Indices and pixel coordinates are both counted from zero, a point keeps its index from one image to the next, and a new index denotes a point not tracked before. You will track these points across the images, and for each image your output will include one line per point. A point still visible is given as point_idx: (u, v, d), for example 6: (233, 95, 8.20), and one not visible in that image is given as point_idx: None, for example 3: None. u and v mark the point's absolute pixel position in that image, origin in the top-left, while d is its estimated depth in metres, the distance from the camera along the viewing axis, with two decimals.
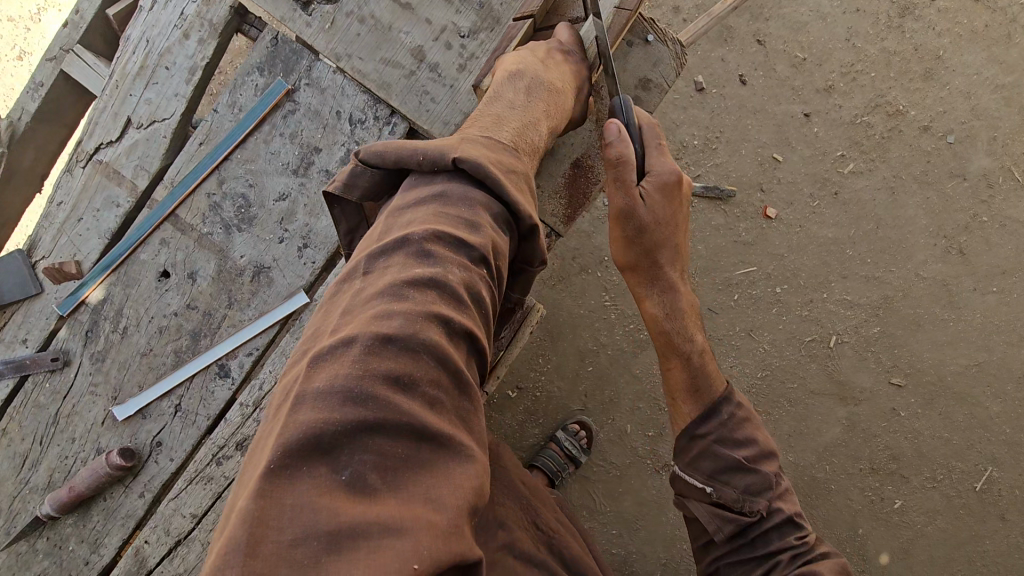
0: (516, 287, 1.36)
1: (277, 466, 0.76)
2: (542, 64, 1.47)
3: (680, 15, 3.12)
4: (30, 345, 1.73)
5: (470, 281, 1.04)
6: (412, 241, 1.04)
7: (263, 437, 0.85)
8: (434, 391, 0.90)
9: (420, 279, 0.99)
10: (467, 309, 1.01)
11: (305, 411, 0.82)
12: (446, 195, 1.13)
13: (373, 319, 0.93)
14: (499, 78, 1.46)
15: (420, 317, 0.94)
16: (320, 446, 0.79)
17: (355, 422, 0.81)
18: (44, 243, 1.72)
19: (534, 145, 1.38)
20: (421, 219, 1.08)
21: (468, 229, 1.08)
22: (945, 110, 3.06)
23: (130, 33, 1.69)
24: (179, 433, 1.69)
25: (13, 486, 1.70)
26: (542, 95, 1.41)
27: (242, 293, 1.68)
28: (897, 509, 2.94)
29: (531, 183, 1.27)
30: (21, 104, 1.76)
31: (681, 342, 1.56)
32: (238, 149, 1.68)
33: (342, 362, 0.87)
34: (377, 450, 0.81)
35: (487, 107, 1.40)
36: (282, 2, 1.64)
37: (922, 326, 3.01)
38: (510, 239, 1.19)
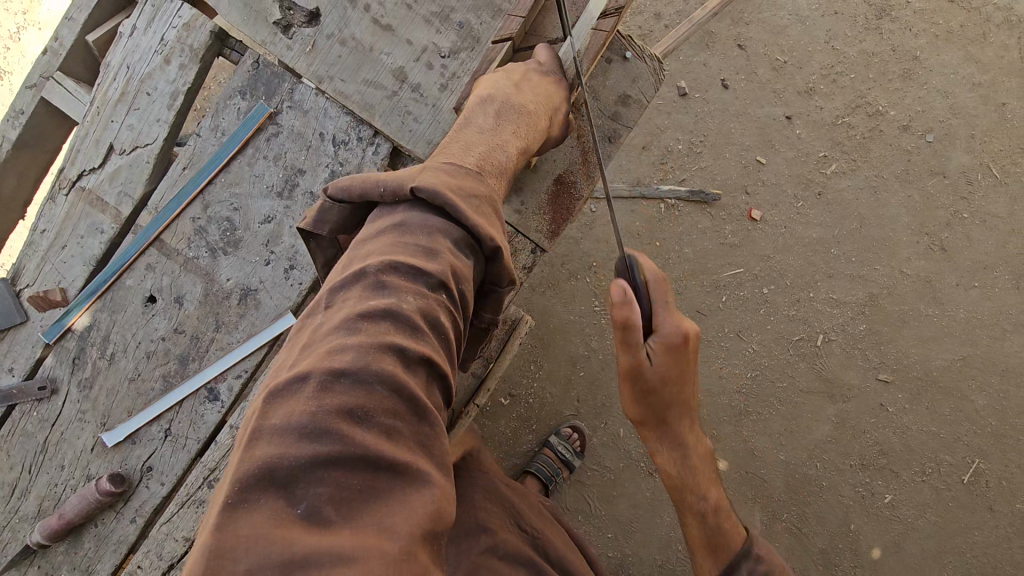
0: (488, 305, 1.36)
1: (232, 503, 0.78)
2: (515, 87, 1.48)
3: (662, 21, 3.15)
4: (16, 373, 1.72)
5: (426, 308, 1.05)
6: (368, 274, 1.06)
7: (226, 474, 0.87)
8: (390, 420, 0.91)
9: (375, 311, 1.00)
10: (424, 335, 1.02)
11: (262, 446, 0.84)
12: (405, 225, 1.15)
13: (329, 353, 0.95)
14: (472, 103, 1.48)
15: (373, 348, 0.95)
16: (275, 481, 0.80)
17: (310, 456, 0.82)
18: (28, 271, 1.71)
19: (501, 164, 1.40)
20: (380, 250, 1.11)
21: (425, 257, 1.10)
22: (924, 110, 3.11)
23: (110, 58, 1.69)
24: (170, 457, 1.69)
25: (2, 515, 1.69)
26: (513, 118, 1.43)
27: (229, 316, 1.68)
28: (887, 503, 2.98)
29: (496, 205, 1.28)
30: (2, 132, 1.75)
31: (694, 499, 1.51)
32: (222, 173, 1.68)
33: (298, 397, 0.89)
34: (331, 481, 0.82)
35: (457, 132, 1.42)
36: (262, 26, 1.66)
37: (908, 323, 3.06)
38: (472, 263, 1.19)
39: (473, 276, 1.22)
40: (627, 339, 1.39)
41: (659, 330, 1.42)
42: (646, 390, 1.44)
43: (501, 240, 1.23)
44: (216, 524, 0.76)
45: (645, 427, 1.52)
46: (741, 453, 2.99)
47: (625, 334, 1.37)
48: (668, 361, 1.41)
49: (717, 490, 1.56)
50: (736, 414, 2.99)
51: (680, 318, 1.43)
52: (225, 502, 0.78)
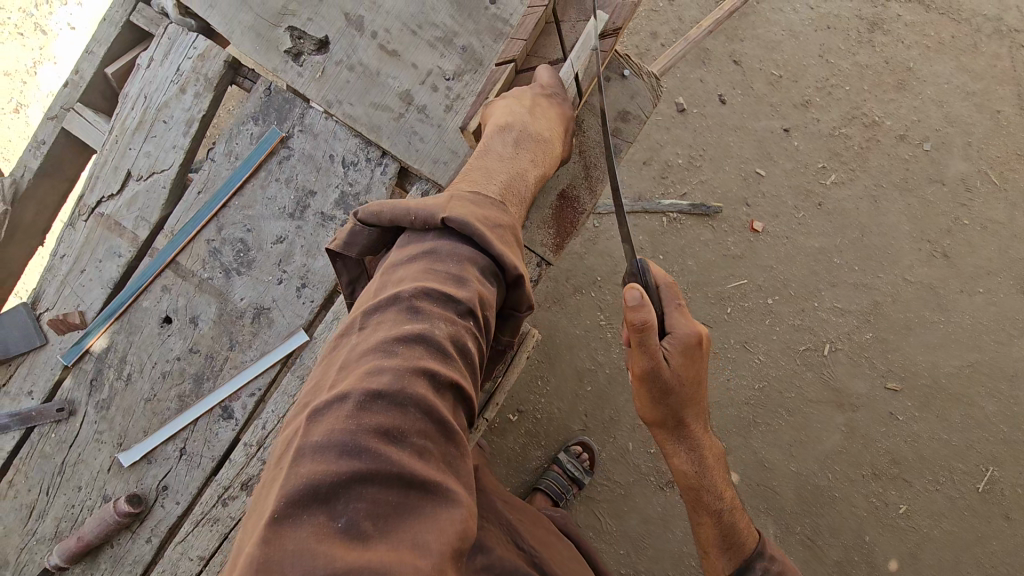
0: (506, 329, 1.40)
1: (277, 517, 0.80)
2: (531, 114, 1.51)
3: (658, 40, 3.23)
4: (35, 396, 1.76)
5: (456, 334, 1.08)
6: (402, 298, 1.10)
7: (265, 486, 0.90)
8: (423, 441, 0.94)
9: (409, 335, 1.04)
10: (454, 361, 1.05)
11: (304, 463, 0.86)
12: (435, 252, 1.19)
13: (367, 374, 0.98)
14: (490, 131, 1.52)
15: (409, 371, 0.98)
16: (317, 497, 0.83)
17: (351, 474, 0.85)
18: (48, 295, 1.76)
19: (522, 195, 1.46)
20: (412, 276, 1.14)
21: (456, 284, 1.13)
22: (920, 119, 3.17)
23: (128, 90, 1.76)
24: (185, 475, 1.71)
25: (20, 538, 1.71)
26: (531, 146, 1.48)
27: (243, 334, 1.72)
28: (902, 513, 2.96)
29: (518, 235, 1.32)
30: (24, 161, 1.81)
31: (712, 498, 1.56)
32: (236, 196, 1.74)
33: (338, 415, 0.92)
34: (368, 499, 0.85)
35: (477, 160, 1.48)
36: (274, 54, 1.72)
37: (913, 330, 3.07)
38: (496, 290, 1.23)
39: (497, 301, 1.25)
40: (646, 344, 1.37)
41: (675, 332, 1.48)
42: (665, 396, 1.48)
43: (523, 268, 1.27)
44: (261, 535, 0.79)
45: (662, 426, 1.56)
46: (752, 464, 2.98)
47: (643, 338, 1.36)
48: (684, 363, 1.48)
49: (730, 490, 1.62)
50: (745, 425, 2.99)
51: (688, 320, 1.51)
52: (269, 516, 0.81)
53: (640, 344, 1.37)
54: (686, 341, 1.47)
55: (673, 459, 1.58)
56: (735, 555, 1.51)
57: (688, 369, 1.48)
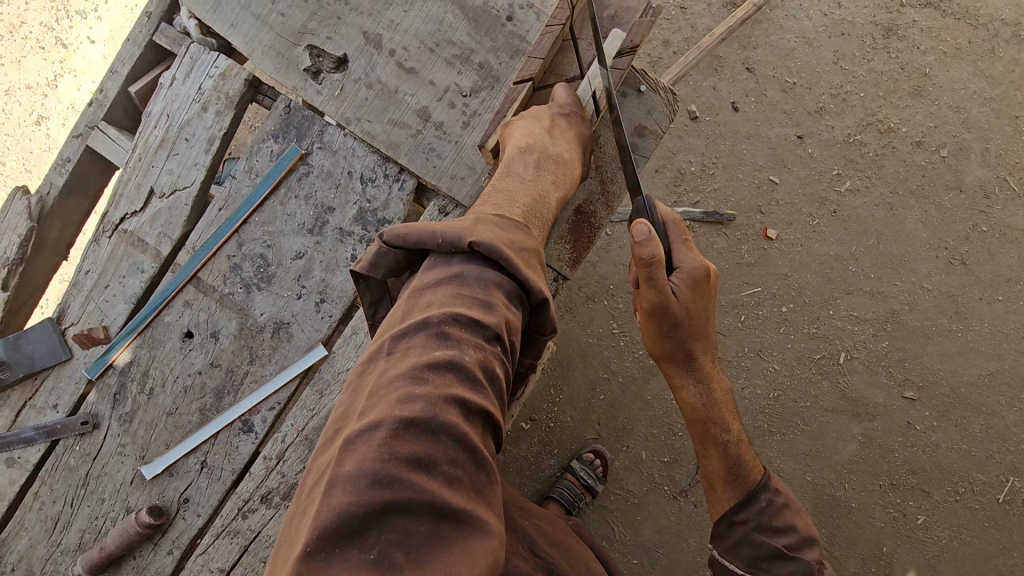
0: (529, 351, 1.40)
1: (312, 550, 0.82)
2: (549, 135, 1.53)
3: (670, 48, 3.23)
4: (60, 410, 1.78)
5: (484, 359, 1.09)
6: (431, 323, 1.10)
7: (298, 515, 0.92)
8: (454, 470, 0.94)
9: (439, 362, 1.04)
10: (482, 387, 1.06)
11: (337, 493, 0.88)
12: (462, 276, 1.19)
13: (398, 402, 0.98)
14: (510, 151, 1.52)
15: (440, 399, 0.99)
16: (351, 529, 0.84)
17: (383, 504, 0.87)
18: (73, 310, 1.79)
19: (544, 218, 1.47)
20: (439, 300, 1.15)
21: (483, 309, 1.14)
22: (936, 125, 3.14)
23: (151, 108, 1.79)
24: (205, 488, 1.73)
25: (45, 549, 1.73)
26: (552, 168, 1.50)
27: (263, 349, 1.74)
28: (920, 524, 2.92)
29: (541, 258, 1.33)
30: (50, 179, 1.85)
31: (720, 431, 1.60)
32: (257, 212, 1.76)
33: (369, 444, 0.93)
34: (400, 530, 0.86)
35: (498, 182, 1.48)
36: (293, 73, 1.75)
37: (931, 338, 3.03)
38: (522, 313, 1.23)
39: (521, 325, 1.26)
40: (652, 277, 1.43)
41: (682, 268, 1.52)
42: (673, 328, 1.53)
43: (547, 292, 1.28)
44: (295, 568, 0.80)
45: (671, 360, 1.62)
46: None
47: (649, 271, 1.41)
48: (692, 297, 1.52)
49: (738, 425, 1.66)
50: (760, 435, 2.97)
51: (697, 256, 1.54)
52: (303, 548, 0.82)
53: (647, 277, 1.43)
54: (694, 275, 1.51)
55: (681, 392, 1.64)
56: (740, 486, 1.53)
57: (696, 303, 1.53)
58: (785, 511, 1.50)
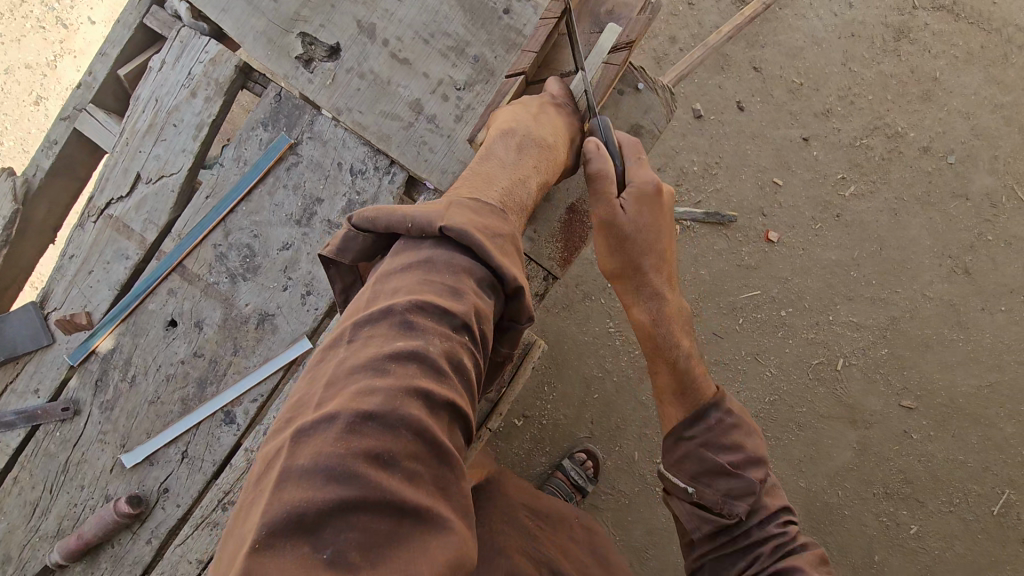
0: (506, 342, 1.34)
1: (262, 544, 0.79)
2: (534, 119, 1.48)
3: (677, 45, 3.17)
4: (41, 395, 1.77)
5: (451, 350, 1.06)
6: (395, 313, 1.07)
7: (248, 508, 0.88)
8: (414, 465, 0.92)
9: (402, 353, 1.01)
10: (448, 378, 1.03)
11: (290, 487, 0.85)
12: (431, 262, 1.15)
13: (357, 394, 0.95)
14: (492, 135, 1.47)
15: (402, 392, 0.96)
16: (303, 525, 0.82)
17: (338, 501, 0.84)
18: (56, 295, 1.77)
19: (524, 202, 1.39)
20: (406, 288, 1.11)
21: (452, 298, 1.10)
22: (944, 131, 3.08)
23: (139, 92, 1.76)
24: (186, 479, 1.71)
25: (23, 534, 1.72)
26: (533, 152, 1.44)
27: (247, 340, 1.71)
28: (912, 534, 2.89)
29: (518, 244, 1.27)
30: (36, 161, 1.82)
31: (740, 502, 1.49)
32: (244, 201, 1.73)
33: (324, 439, 0.90)
34: (358, 526, 0.83)
35: (477, 165, 1.42)
36: (285, 60, 1.71)
37: (931, 347, 2.99)
38: (495, 302, 1.19)
39: (495, 313, 1.21)
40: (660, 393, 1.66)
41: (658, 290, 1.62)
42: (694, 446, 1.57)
43: (523, 280, 1.22)
44: (244, 563, 0.77)
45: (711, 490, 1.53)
46: None
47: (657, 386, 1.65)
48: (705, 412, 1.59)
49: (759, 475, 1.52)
50: None
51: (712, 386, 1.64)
52: (252, 545, 0.79)
53: (602, 218, 1.51)
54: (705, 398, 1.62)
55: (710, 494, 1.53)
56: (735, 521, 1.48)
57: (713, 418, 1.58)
58: (734, 430, 1.54)
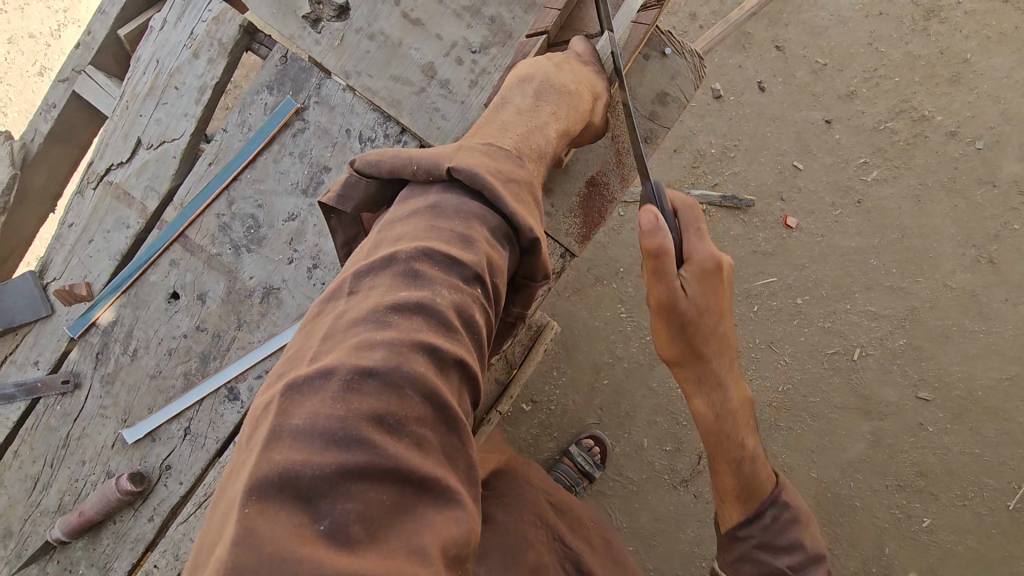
0: (518, 300, 1.27)
1: (255, 510, 0.71)
2: (555, 67, 1.40)
3: (696, 22, 3.05)
4: (40, 367, 1.72)
5: (460, 304, 0.98)
6: (399, 261, 1.00)
7: (237, 473, 0.81)
8: (419, 429, 0.85)
9: (406, 306, 0.94)
10: (456, 334, 0.96)
11: (284, 449, 0.77)
12: (440, 206, 1.08)
13: (357, 350, 0.88)
14: (509, 83, 1.40)
15: (406, 348, 0.89)
16: (300, 493, 0.74)
17: (337, 466, 0.76)
18: (56, 265, 1.71)
19: (540, 150, 1.29)
20: (412, 234, 1.04)
21: (462, 245, 1.03)
22: (973, 115, 2.95)
23: (140, 53, 1.68)
24: (188, 456, 1.66)
25: (24, 508, 1.68)
26: (553, 99, 1.34)
27: (251, 315, 1.65)
28: (925, 528, 2.83)
29: (535, 194, 1.19)
30: (34, 125, 1.75)
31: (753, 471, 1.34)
32: (248, 169, 1.66)
33: (321, 398, 0.83)
34: (358, 495, 0.76)
35: (494, 112, 1.35)
36: (291, 20, 1.63)
37: (951, 338, 2.90)
38: (509, 254, 1.11)
39: (508, 268, 1.14)
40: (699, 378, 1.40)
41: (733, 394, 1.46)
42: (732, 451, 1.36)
43: (539, 231, 1.14)
44: (234, 531, 0.69)
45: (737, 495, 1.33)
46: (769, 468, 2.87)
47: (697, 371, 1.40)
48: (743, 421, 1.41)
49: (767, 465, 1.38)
50: (765, 428, 2.88)
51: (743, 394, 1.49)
52: (240, 513, 0.71)
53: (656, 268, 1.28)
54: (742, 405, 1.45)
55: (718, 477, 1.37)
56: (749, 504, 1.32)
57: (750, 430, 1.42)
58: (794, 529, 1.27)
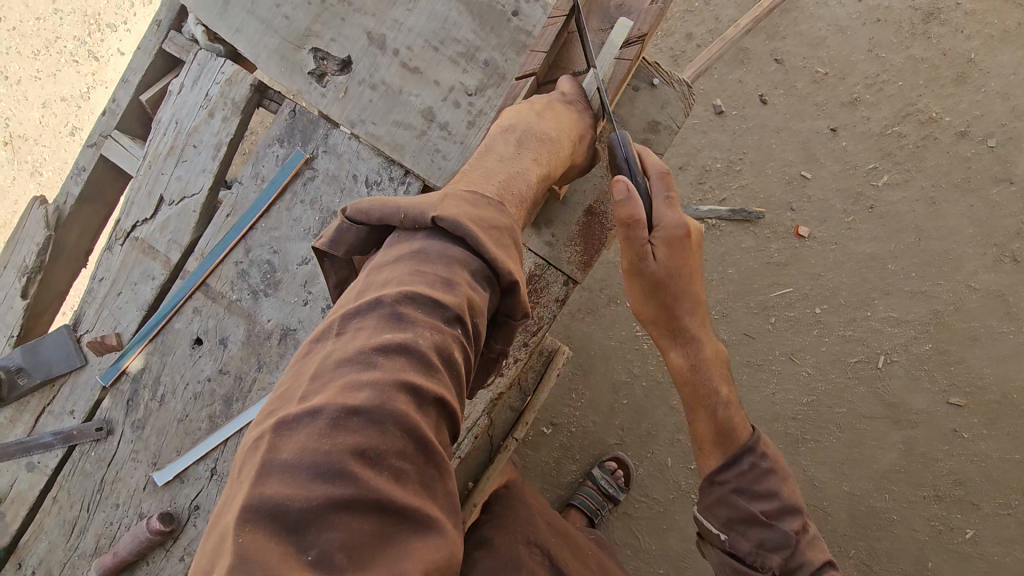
0: (500, 338, 1.29)
1: (246, 541, 0.75)
2: (538, 116, 1.44)
3: (693, 41, 3.11)
4: (76, 416, 1.81)
5: (442, 344, 1.02)
6: (385, 305, 1.04)
7: (227, 503, 0.85)
8: (400, 463, 0.89)
9: (391, 347, 0.98)
10: (437, 372, 0.99)
11: (274, 482, 0.82)
12: (424, 251, 1.12)
13: (343, 389, 0.92)
14: (493, 132, 1.44)
15: (389, 386, 0.93)
16: (287, 524, 0.78)
17: (322, 498, 0.81)
18: (87, 318, 1.82)
19: (521, 195, 1.33)
20: (397, 278, 1.08)
21: (443, 287, 1.06)
22: (982, 114, 2.92)
23: (160, 116, 1.80)
24: (215, 495, 1.72)
25: (63, 552, 1.75)
26: (534, 146, 1.39)
27: (270, 355, 1.72)
28: (969, 539, 2.74)
29: (516, 239, 1.23)
30: (66, 189, 1.88)
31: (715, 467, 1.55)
32: (262, 218, 1.75)
33: (309, 434, 0.87)
34: (342, 525, 0.80)
35: (478, 160, 1.38)
36: (299, 76, 1.73)
37: (979, 341, 2.83)
38: (490, 294, 1.15)
39: (489, 308, 1.17)
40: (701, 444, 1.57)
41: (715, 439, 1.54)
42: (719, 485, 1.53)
43: (518, 273, 1.18)
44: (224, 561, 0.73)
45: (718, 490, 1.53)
46: (798, 482, 2.82)
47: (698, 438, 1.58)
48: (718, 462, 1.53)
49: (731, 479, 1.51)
50: (792, 442, 2.84)
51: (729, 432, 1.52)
52: (229, 541, 0.76)
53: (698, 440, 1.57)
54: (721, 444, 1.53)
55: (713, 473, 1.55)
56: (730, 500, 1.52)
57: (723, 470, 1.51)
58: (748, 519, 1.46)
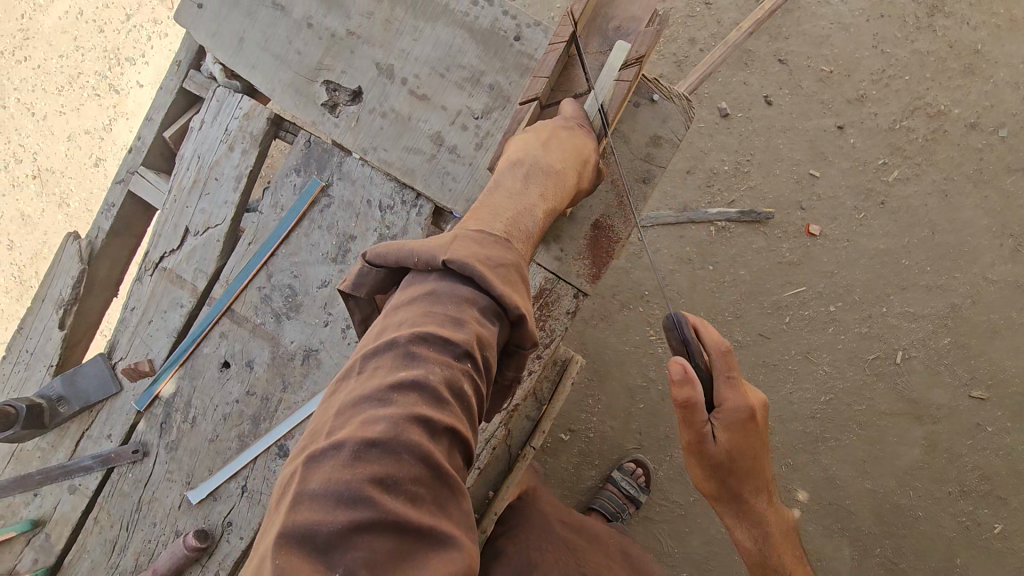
0: (511, 366, 1.32)
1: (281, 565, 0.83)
2: (544, 147, 1.49)
3: (696, 46, 3.14)
4: (112, 440, 1.89)
5: (452, 378, 1.07)
6: (398, 344, 1.09)
7: (265, 530, 0.93)
8: (416, 488, 0.95)
9: (405, 382, 1.04)
10: (449, 404, 1.04)
11: (302, 511, 0.89)
12: (437, 294, 1.17)
13: (362, 423, 0.98)
14: (502, 165, 1.51)
15: (404, 419, 0.98)
16: (316, 547, 0.86)
17: (346, 523, 0.87)
18: (121, 346, 1.91)
19: (529, 231, 1.41)
20: (411, 318, 1.13)
21: (453, 326, 1.11)
22: (993, 104, 2.91)
23: (183, 151, 1.89)
24: (247, 512, 1.80)
25: (105, 570, 1.84)
26: (540, 179, 1.45)
27: (295, 375, 1.79)
28: (997, 534, 2.74)
29: (524, 272, 1.28)
30: (97, 224, 1.98)
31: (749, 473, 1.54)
32: (283, 244, 1.82)
33: (333, 465, 0.94)
34: (365, 547, 0.86)
35: (487, 196, 1.45)
36: (312, 107, 1.81)
37: (999, 334, 2.83)
38: (499, 328, 1.19)
39: (499, 341, 1.21)
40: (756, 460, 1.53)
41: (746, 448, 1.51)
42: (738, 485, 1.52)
43: (526, 306, 1.22)
44: None
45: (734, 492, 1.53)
46: (820, 481, 2.82)
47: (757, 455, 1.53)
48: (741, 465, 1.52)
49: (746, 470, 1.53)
50: (812, 440, 2.84)
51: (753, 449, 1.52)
52: (267, 563, 0.84)
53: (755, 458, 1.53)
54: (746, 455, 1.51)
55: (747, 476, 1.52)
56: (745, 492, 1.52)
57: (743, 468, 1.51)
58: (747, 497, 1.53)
